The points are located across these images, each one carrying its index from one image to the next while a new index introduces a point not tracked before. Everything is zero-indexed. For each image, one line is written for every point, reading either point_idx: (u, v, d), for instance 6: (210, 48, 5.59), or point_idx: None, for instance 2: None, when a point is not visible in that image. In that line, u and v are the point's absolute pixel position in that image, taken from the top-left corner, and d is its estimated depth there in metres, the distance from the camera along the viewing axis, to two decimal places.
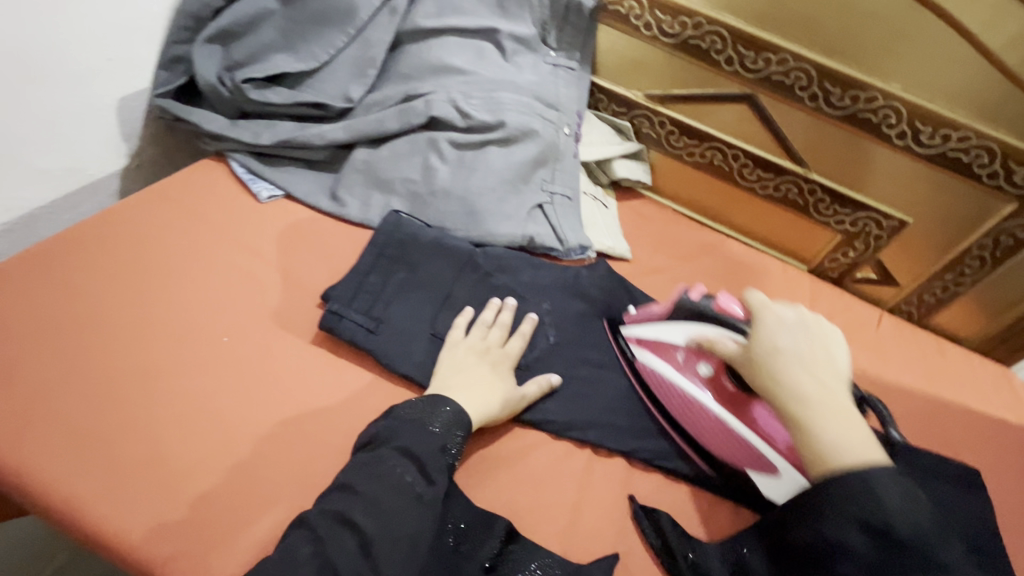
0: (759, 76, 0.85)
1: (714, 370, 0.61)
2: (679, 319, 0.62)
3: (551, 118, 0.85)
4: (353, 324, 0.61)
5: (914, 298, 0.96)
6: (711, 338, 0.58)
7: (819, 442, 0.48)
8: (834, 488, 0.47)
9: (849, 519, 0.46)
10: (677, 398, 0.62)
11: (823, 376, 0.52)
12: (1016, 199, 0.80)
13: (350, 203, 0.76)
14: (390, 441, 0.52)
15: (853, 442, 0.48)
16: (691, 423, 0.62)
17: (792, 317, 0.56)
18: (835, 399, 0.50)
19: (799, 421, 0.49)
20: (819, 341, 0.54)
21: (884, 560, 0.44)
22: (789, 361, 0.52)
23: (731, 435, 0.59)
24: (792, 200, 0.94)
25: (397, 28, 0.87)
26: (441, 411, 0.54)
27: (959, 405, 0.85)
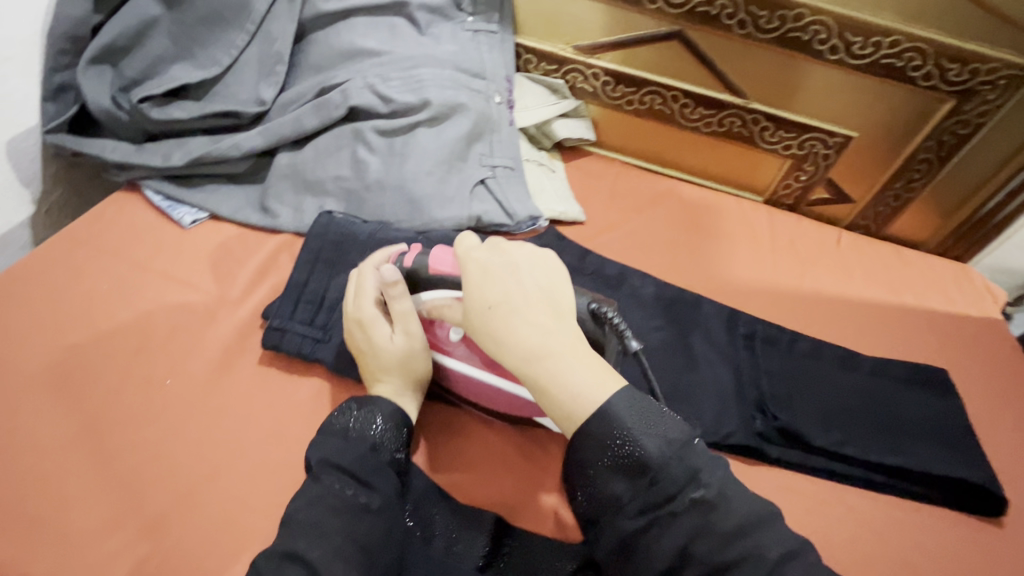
0: (684, 10, 0.82)
1: (464, 335, 0.55)
2: (405, 294, 0.56)
3: (479, 88, 0.81)
4: (299, 336, 0.60)
5: (869, 212, 0.97)
6: (435, 306, 0.52)
7: (558, 401, 0.48)
8: (598, 443, 0.47)
9: (608, 465, 0.47)
10: (449, 374, 0.58)
11: (537, 322, 0.49)
12: (952, 96, 0.80)
13: (283, 212, 0.72)
14: (319, 457, 0.50)
15: (590, 380, 0.48)
16: (463, 389, 0.59)
17: (494, 259, 0.51)
18: (556, 347, 0.48)
19: (537, 387, 0.48)
20: (527, 279, 0.51)
21: (646, 492, 0.46)
22: (505, 322, 0.48)
23: (498, 390, 0.56)
24: (738, 132, 0.93)
25: (299, 17, 0.81)
26: (371, 411, 0.53)
27: (922, 309, 0.87)
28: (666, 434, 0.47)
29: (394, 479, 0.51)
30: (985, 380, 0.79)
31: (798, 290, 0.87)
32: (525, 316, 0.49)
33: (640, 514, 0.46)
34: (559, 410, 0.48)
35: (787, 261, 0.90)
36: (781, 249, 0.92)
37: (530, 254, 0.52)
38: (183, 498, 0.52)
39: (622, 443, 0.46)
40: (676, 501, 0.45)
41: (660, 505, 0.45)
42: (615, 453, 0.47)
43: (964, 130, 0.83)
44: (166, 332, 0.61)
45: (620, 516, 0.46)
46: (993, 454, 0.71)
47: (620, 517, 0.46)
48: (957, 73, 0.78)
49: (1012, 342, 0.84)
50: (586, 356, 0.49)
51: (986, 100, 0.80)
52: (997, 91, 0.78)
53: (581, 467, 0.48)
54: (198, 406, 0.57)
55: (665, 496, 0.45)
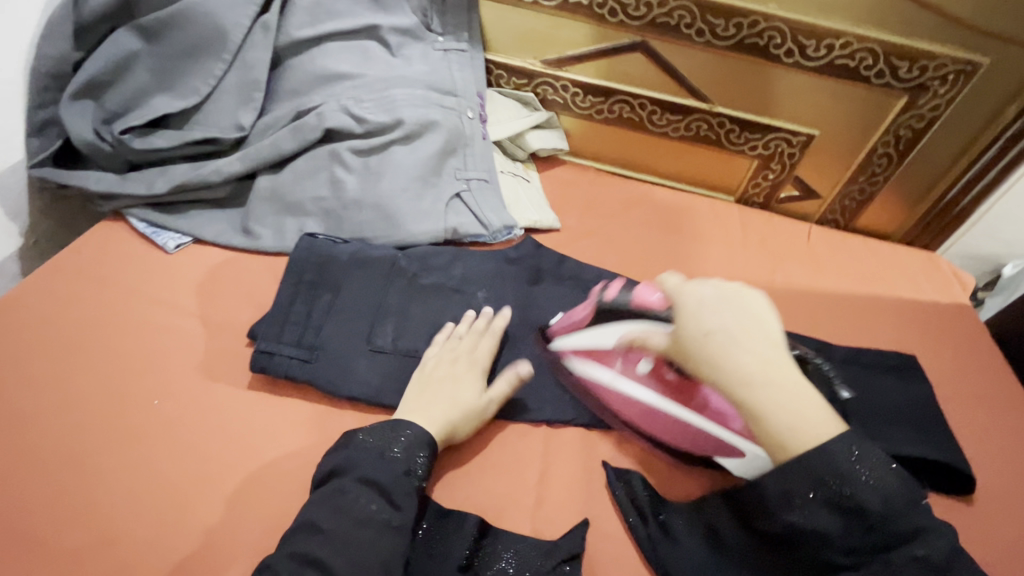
0: (644, 22, 0.85)
1: (654, 367, 0.61)
2: (605, 322, 0.65)
3: (451, 104, 0.84)
4: (287, 359, 0.61)
5: (837, 206, 1.00)
6: (641, 337, 0.59)
7: (775, 429, 0.49)
8: (818, 473, 0.48)
9: (832, 499, 0.48)
10: (632, 404, 0.63)
11: (757, 351, 0.51)
12: (905, 92, 0.84)
13: (264, 233, 0.75)
14: (354, 474, 0.53)
15: (813, 417, 0.49)
16: (646, 424, 0.62)
17: (712, 293, 0.54)
18: (781, 380, 0.50)
19: (753, 413, 0.50)
20: (746, 311, 0.53)
21: (863, 537, 0.49)
22: (723, 349, 0.51)
23: (678, 422, 0.60)
24: (705, 135, 0.96)
25: (274, 45, 0.84)
26: (396, 429, 0.55)
27: (892, 298, 0.90)
28: (888, 489, 0.49)
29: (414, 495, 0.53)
30: (954, 364, 0.81)
31: (772, 286, 0.90)
32: (744, 346, 0.51)
33: (845, 549, 0.49)
34: (775, 440, 0.49)
35: (760, 258, 0.93)
36: (754, 246, 0.94)
37: (745, 291, 0.55)
38: (174, 516, 0.53)
39: (847, 488, 0.48)
40: (896, 553, 0.48)
41: (863, 540, 0.49)
42: (829, 485, 0.48)
43: (919, 124, 0.87)
44: (155, 355, 0.63)
45: (829, 551, 0.50)
46: (961, 436, 0.73)
47: (819, 547, 0.50)
48: (907, 70, 0.81)
49: (979, 326, 0.87)
50: (811, 393, 0.50)
51: (937, 95, 0.83)
52: (946, 85, 0.82)
53: (783, 493, 0.50)
54: (187, 426, 0.58)
55: (877, 540, 0.48)
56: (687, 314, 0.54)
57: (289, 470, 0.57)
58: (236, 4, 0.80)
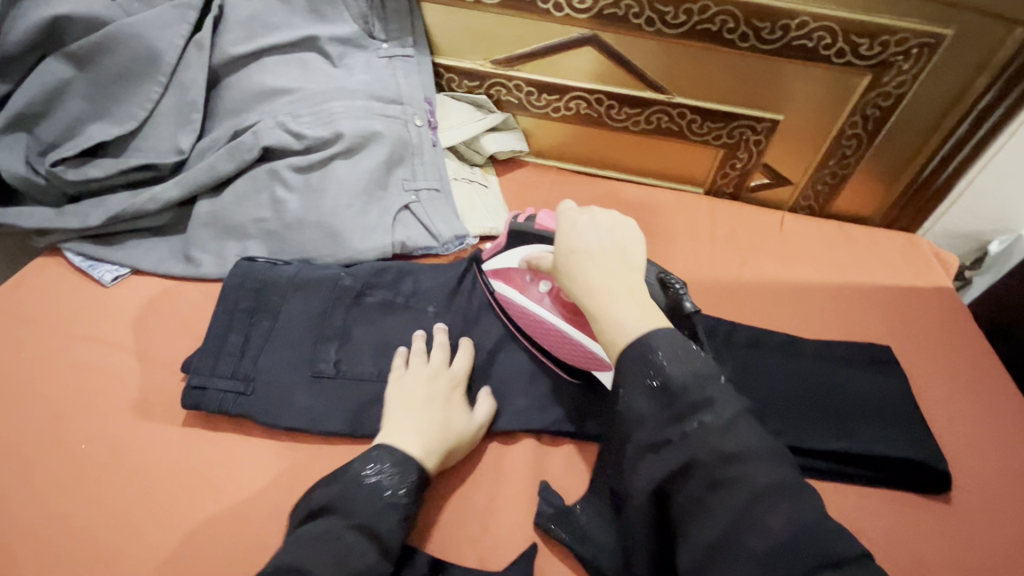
0: (591, 14, 0.81)
1: (552, 287, 0.63)
2: (515, 247, 0.66)
3: (395, 113, 0.81)
4: (219, 392, 0.58)
5: (810, 192, 0.96)
6: (536, 257, 0.60)
7: (607, 331, 0.49)
8: (628, 367, 0.46)
9: (637, 390, 0.46)
10: (529, 320, 0.64)
11: (617, 267, 0.52)
12: (868, 70, 0.80)
13: (205, 260, 0.72)
14: (349, 516, 0.49)
15: (643, 321, 0.48)
16: (543, 340, 0.64)
17: (589, 219, 0.56)
18: (626, 289, 0.50)
19: (597, 317, 0.50)
20: (615, 235, 0.54)
21: (666, 415, 0.45)
22: (582, 263, 0.52)
23: (571, 342, 0.61)
24: (667, 128, 0.92)
25: (210, 63, 0.81)
26: (385, 458, 0.53)
27: (867, 285, 0.86)
28: (692, 361, 0.46)
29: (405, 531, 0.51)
30: (932, 354, 0.77)
31: (740, 280, 0.86)
32: (603, 262, 0.52)
33: (656, 429, 0.45)
34: (608, 341, 0.49)
35: (727, 251, 0.89)
36: (721, 239, 0.91)
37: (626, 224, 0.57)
38: (103, 566, 0.51)
39: (655, 374, 0.45)
40: (688, 421, 0.44)
41: (676, 423, 0.44)
42: (639, 387, 0.46)
43: (886, 102, 0.83)
44: (87, 396, 0.61)
45: (639, 434, 0.45)
46: (941, 430, 0.69)
47: (635, 432, 0.46)
48: (868, 47, 0.78)
49: (960, 311, 0.83)
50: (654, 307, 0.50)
51: (902, 71, 0.79)
52: (911, 61, 0.78)
53: (621, 379, 0.47)
54: (119, 469, 0.56)
55: (680, 413, 0.44)
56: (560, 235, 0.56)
57: (224, 511, 0.54)
58: (168, 25, 0.78)
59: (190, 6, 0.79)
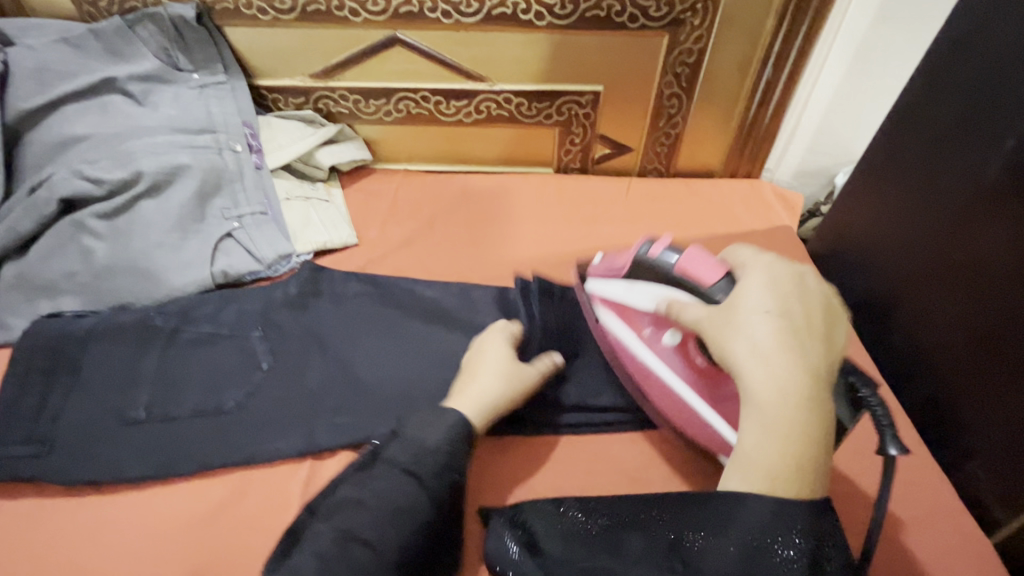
0: (388, 15, 0.81)
1: (680, 342, 0.62)
2: (641, 282, 0.62)
3: (207, 143, 0.80)
4: (14, 458, 0.57)
5: (651, 154, 0.98)
6: (680, 304, 0.57)
7: (768, 445, 0.46)
8: (757, 520, 0.44)
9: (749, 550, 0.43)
10: (645, 374, 0.64)
11: (823, 336, 0.50)
12: (663, 31, 0.82)
13: (17, 323, 0.70)
14: (399, 459, 0.52)
15: (813, 450, 0.46)
16: (655, 396, 0.64)
17: (802, 289, 0.53)
18: (813, 392, 0.47)
19: (756, 414, 0.47)
20: (819, 320, 0.51)
21: None
22: (815, 318, 0.51)
23: (693, 413, 0.61)
24: (498, 114, 0.93)
25: (4, 121, 0.79)
26: (445, 418, 0.55)
27: (704, 237, 0.90)
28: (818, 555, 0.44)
29: (445, 490, 0.52)
30: None
31: (587, 250, 0.88)
32: (801, 340, 0.49)
33: None
34: (765, 457, 0.46)
35: (572, 225, 0.91)
36: (566, 214, 0.92)
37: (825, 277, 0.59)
38: None
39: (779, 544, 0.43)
40: None
41: None
42: (755, 545, 0.43)
43: (691, 58, 0.85)
44: None
45: None
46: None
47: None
48: (655, 9, 0.79)
49: (791, 249, 0.87)
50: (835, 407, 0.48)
51: (695, 26, 0.82)
52: (699, 15, 0.80)
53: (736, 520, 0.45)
54: None
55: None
56: (743, 293, 0.53)
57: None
58: None
59: None
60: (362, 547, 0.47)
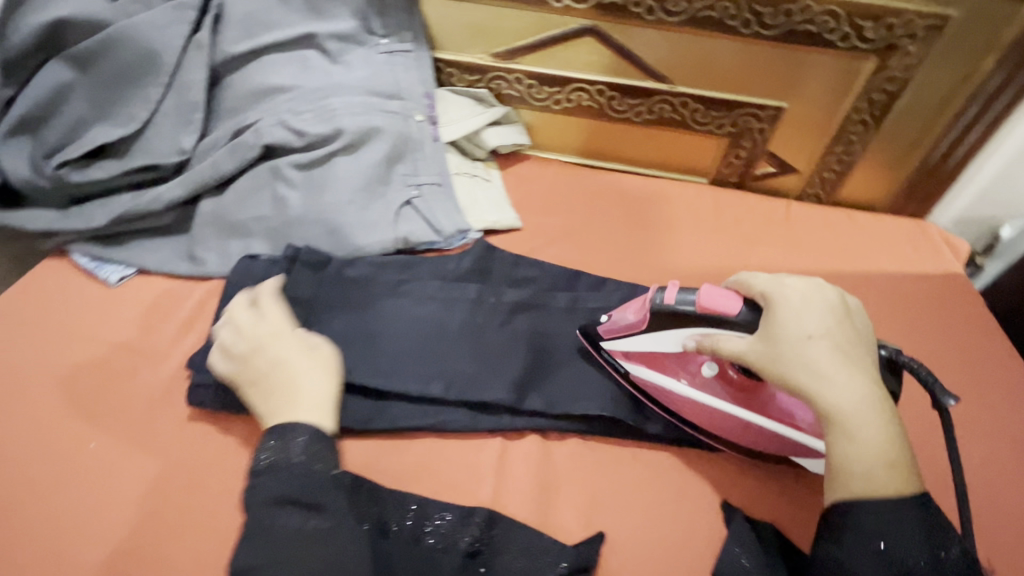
0: (590, 4, 0.81)
1: (719, 370, 0.60)
2: (662, 328, 0.59)
3: (396, 108, 0.81)
4: (223, 390, 0.60)
5: (816, 179, 0.95)
6: (716, 340, 0.56)
7: (859, 459, 0.48)
8: (867, 534, 0.47)
9: (869, 549, 0.46)
10: (704, 411, 0.60)
11: (858, 348, 0.52)
12: (873, 55, 0.79)
13: (209, 258, 0.73)
14: (263, 497, 0.50)
15: (895, 454, 0.48)
16: (719, 429, 0.61)
17: (817, 296, 0.55)
18: (875, 399, 0.50)
19: (847, 433, 0.49)
20: (851, 329, 0.53)
21: None
22: (846, 331, 0.53)
23: (767, 432, 0.59)
24: (669, 117, 0.91)
25: (211, 62, 0.81)
26: (298, 433, 0.53)
27: (868, 273, 0.86)
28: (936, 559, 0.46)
29: (340, 493, 0.52)
30: (928, 343, 0.79)
31: (747, 269, 0.86)
32: (849, 354, 0.51)
33: None
34: (860, 473, 0.48)
35: (732, 240, 0.89)
36: (727, 229, 0.90)
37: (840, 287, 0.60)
38: (108, 560, 0.52)
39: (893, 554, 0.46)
40: None
41: None
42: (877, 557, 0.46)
43: (892, 86, 0.82)
44: (89, 394, 0.61)
45: None
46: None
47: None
48: (872, 31, 0.77)
49: (967, 298, 0.84)
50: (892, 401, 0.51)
51: (908, 54, 0.78)
52: (917, 43, 0.77)
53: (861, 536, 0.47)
54: (132, 463, 0.57)
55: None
56: (776, 318, 0.53)
57: (231, 505, 0.55)
58: (169, 24, 0.78)
59: (189, 6, 0.79)
60: None
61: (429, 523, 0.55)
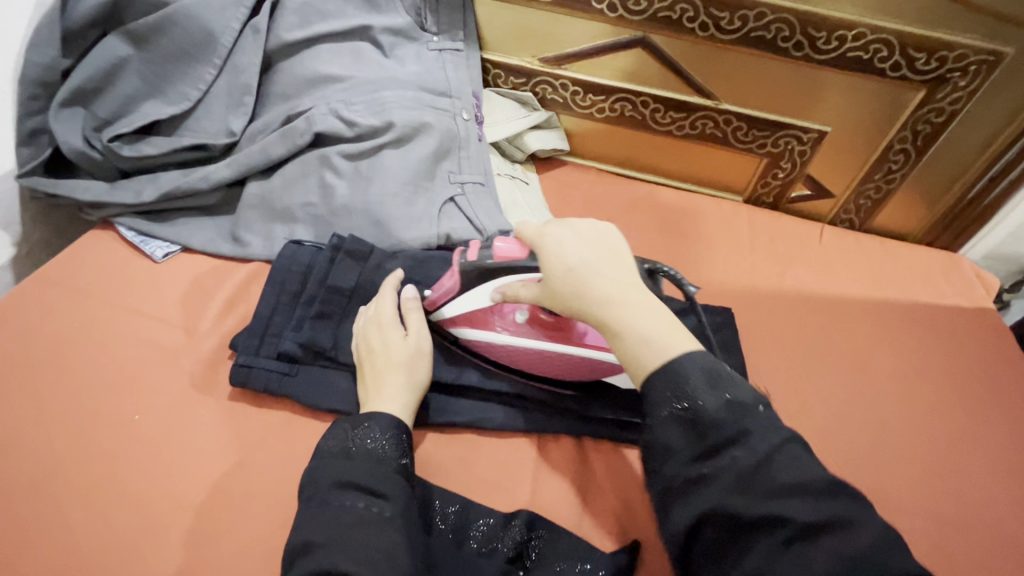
0: (645, 16, 0.81)
1: (529, 313, 0.63)
2: (474, 287, 0.61)
3: (444, 106, 0.81)
4: (266, 371, 0.61)
5: (852, 205, 0.95)
6: (513, 289, 0.57)
7: (630, 346, 0.48)
8: (658, 393, 0.45)
9: (663, 415, 0.45)
10: (526, 358, 0.62)
11: (613, 269, 0.52)
12: (923, 86, 0.79)
13: (253, 241, 0.74)
14: (327, 478, 0.51)
15: (665, 339, 0.47)
16: (551, 369, 0.63)
17: (567, 232, 0.54)
18: (633, 303, 0.50)
19: (615, 333, 0.49)
20: (605, 255, 0.52)
21: (702, 447, 0.43)
22: (594, 258, 0.52)
23: (589, 363, 0.61)
24: (711, 134, 0.92)
25: (265, 48, 0.82)
26: (375, 424, 0.54)
27: (899, 300, 0.87)
28: (722, 391, 0.44)
29: (405, 483, 0.52)
30: (956, 374, 0.79)
31: (778, 289, 0.86)
32: (601, 270, 0.51)
33: (694, 461, 0.43)
34: (633, 361, 0.48)
35: (764, 259, 0.89)
36: (760, 248, 0.91)
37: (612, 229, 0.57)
38: (148, 529, 0.54)
39: (682, 401, 0.44)
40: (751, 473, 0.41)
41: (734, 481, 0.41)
42: (677, 416, 0.44)
43: (939, 118, 0.82)
44: (136, 366, 0.63)
45: (671, 465, 0.44)
46: (967, 471, 0.70)
47: (668, 466, 0.44)
48: (925, 62, 0.77)
49: (998, 333, 0.84)
50: (660, 305, 0.51)
51: (958, 88, 0.78)
52: (968, 77, 0.77)
53: (650, 403, 0.45)
54: (174, 437, 0.59)
55: (709, 447, 0.43)
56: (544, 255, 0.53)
57: (271, 485, 0.57)
58: (228, 7, 0.78)
59: None
60: None
61: (472, 527, 0.55)
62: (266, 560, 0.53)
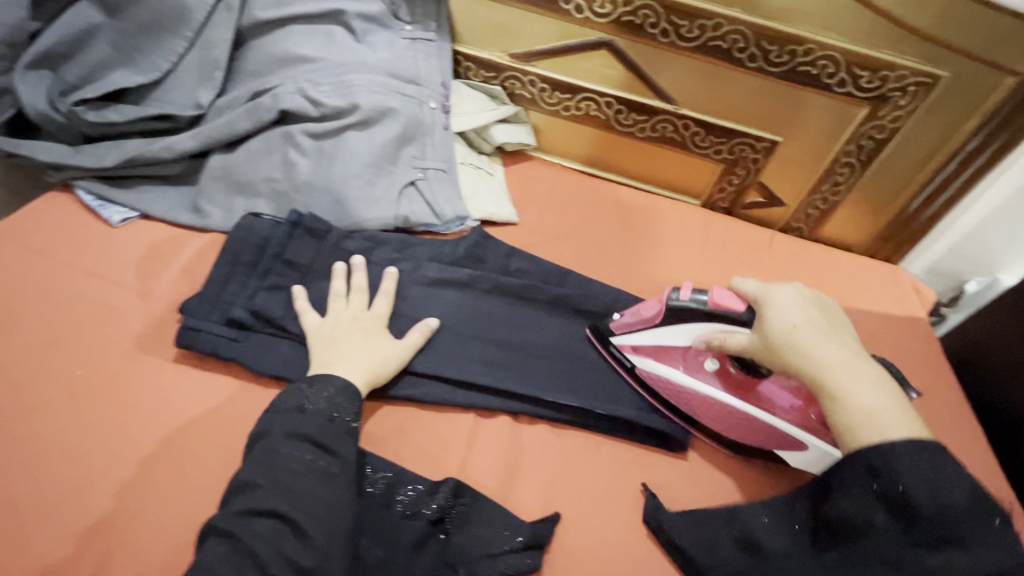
0: (609, 20, 0.84)
1: (719, 363, 0.65)
2: (672, 324, 0.64)
3: (412, 93, 0.84)
4: (213, 336, 0.63)
5: (801, 214, 1.00)
6: (718, 337, 0.60)
7: (849, 414, 0.52)
8: (907, 462, 0.48)
9: (895, 491, 0.48)
10: (697, 402, 0.65)
11: (840, 341, 0.56)
12: (866, 103, 0.84)
13: (212, 212, 0.75)
14: (279, 430, 0.54)
15: (888, 415, 0.51)
16: (719, 424, 0.65)
17: (788, 292, 0.59)
18: (859, 370, 0.54)
19: (835, 395, 0.53)
20: (828, 322, 0.58)
21: (908, 536, 0.47)
22: (820, 322, 0.57)
23: (758, 424, 0.62)
24: (670, 137, 0.95)
25: (238, 25, 0.83)
26: (328, 386, 0.57)
27: (840, 306, 0.91)
28: (940, 492, 0.46)
29: (351, 444, 0.56)
30: None
31: None
32: (829, 334, 0.56)
33: (888, 542, 0.48)
34: (850, 428, 0.52)
35: (715, 260, 0.93)
36: (712, 249, 0.94)
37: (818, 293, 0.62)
38: (85, 479, 0.55)
39: (898, 483, 0.48)
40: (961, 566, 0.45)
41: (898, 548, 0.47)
42: (893, 497, 0.48)
43: (881, 134, 0.87)
44: (84, 325, 0.64)
45: (870, 540, 0.49)
46: None
47: (864, 536, 0.49)
48: (868, 80, 0.81)
49: (928, 342, 0.89)
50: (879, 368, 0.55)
51: (898, 107, 0.83)
52: (908, 97, 0.82)
53: (848, 480, 0.51)
54: (117, 393, 0.60)
55: (920, 540, 0.46)
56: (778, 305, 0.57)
57: (209, 445, 0.58)
58: None
59: None
60: (271, 519, 0.49)
61: (400, 492, 0.57)
62: (198, 514, 0.54)
